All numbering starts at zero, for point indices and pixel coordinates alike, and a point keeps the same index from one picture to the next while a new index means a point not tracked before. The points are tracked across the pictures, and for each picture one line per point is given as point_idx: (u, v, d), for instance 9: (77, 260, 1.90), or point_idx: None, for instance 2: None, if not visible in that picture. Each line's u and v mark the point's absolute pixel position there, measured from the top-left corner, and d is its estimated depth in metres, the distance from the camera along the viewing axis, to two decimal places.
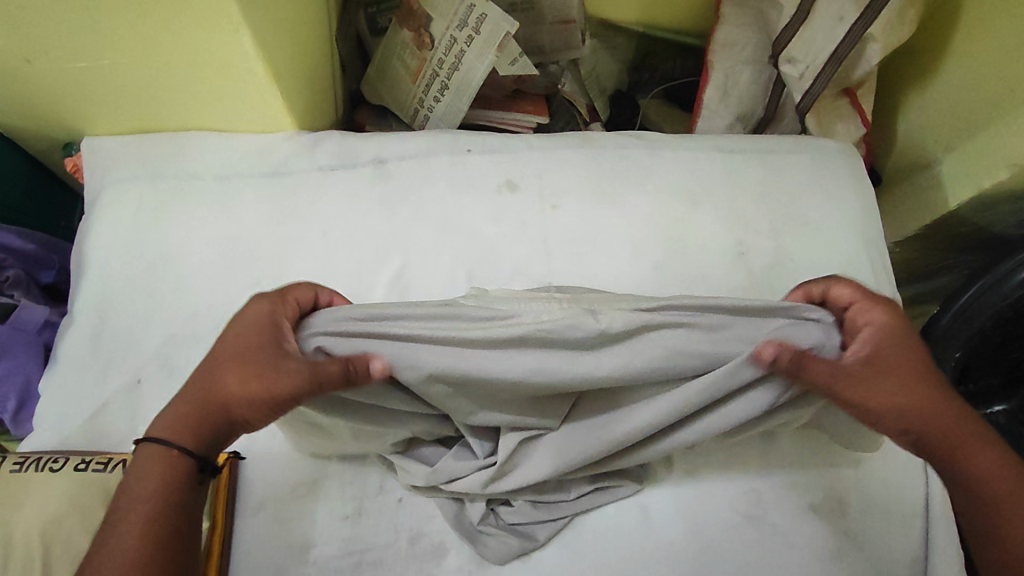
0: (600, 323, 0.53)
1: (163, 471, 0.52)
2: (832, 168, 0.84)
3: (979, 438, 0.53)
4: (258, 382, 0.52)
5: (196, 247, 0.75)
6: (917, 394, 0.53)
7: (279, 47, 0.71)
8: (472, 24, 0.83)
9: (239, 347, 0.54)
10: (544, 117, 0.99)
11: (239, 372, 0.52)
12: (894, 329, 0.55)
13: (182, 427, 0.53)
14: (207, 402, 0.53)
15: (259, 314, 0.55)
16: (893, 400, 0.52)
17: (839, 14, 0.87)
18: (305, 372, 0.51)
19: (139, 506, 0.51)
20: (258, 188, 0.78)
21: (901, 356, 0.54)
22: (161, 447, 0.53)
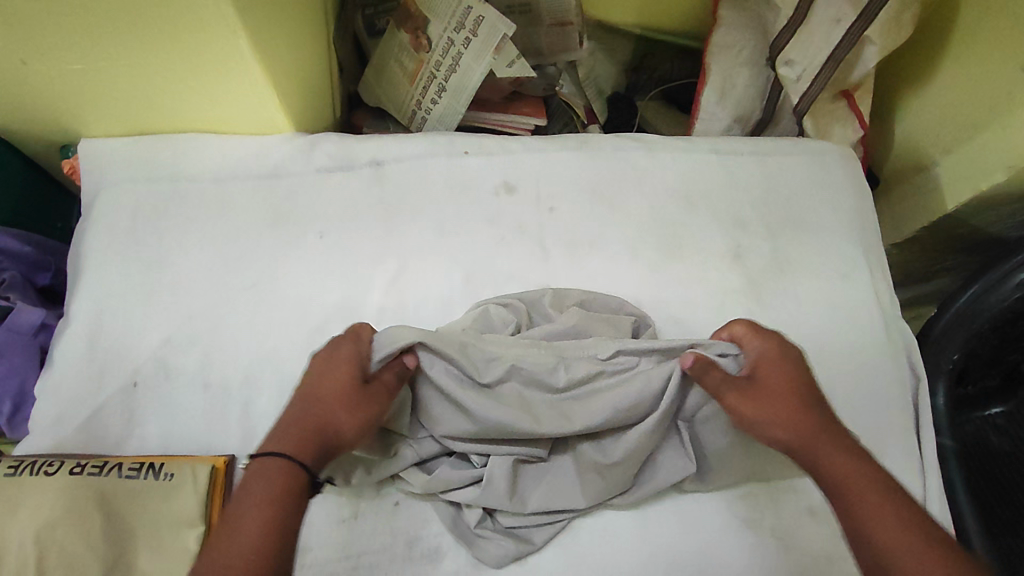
0: (556, 371, 0.62)
1: (278, 486, 0.51)
2: (829, 171, 0.84)
3: (840, 444, 0.55)
4: (359, 407, 0.56)
5: (193, 250, 0.75)
6: (778, 408, 0.58)
7: (276, 50, 0.71)
8: (469, 27, 0.83)
9: (338, 373, 0.57)
10: (542, 118, 0.98)
11: (340, 400, 0.56)
12: (772, 352, 0.61)
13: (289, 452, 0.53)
14: (310, 429, 0.55)
15: (342, 351, 0.59)
16: (760, 416, 0.58)
17: (835, 16, 0.87)
18: (391, 394, 0.59)
19: (255, 518, 0.49)
20: (254, 190, 0.78)
21: (769, 377, 0.60)
22: (277, 460, 0.52)
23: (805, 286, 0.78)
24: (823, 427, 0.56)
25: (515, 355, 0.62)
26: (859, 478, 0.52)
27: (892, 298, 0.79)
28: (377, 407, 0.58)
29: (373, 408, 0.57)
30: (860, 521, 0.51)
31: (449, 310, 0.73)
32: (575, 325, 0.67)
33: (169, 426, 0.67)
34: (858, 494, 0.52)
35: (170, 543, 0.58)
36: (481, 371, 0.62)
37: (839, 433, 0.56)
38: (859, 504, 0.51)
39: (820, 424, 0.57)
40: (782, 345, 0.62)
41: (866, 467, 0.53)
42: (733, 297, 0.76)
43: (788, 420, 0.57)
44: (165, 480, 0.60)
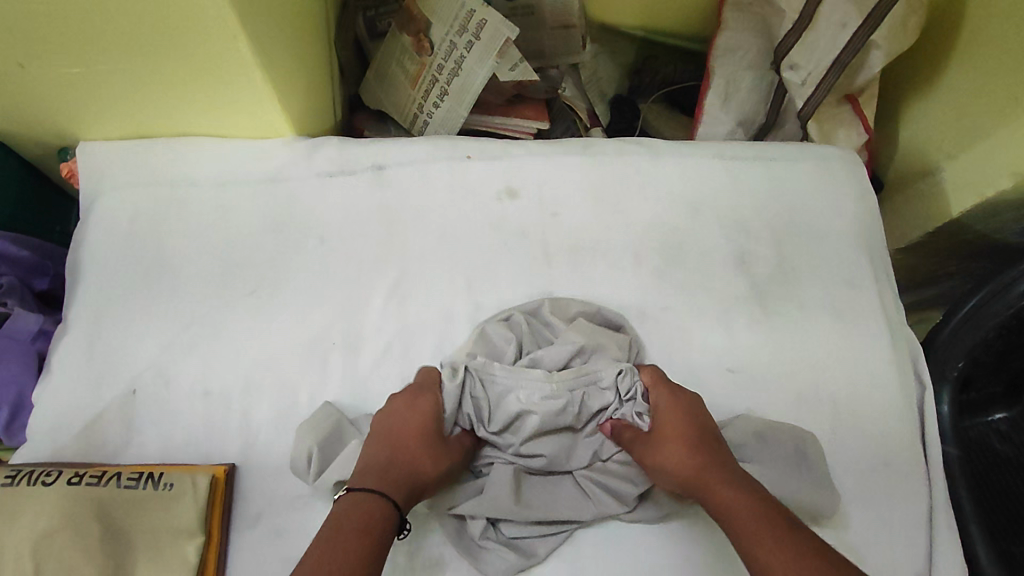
0: (562, 409, 0.64)
1: (371, 520, 0.54)
2: (834, 177, 0.84)
3: (728, 480, 0.57)
4: (441, 454, 0.61)
5: (193, 255, 0.74)
6: (669, 453, 0.60)
7: (277, 53, 0.71)
8: (472, 29, 0.83)
9: (422, 425, 0.61)
10: (544, 122, 0.97)
11: (426, 445, 0.60)
12: (665, 401, 0.64)
13: (378, 488, 0.56)
14: (399, 469, 0.58)
15: (425, 403, 0.63)
16: (656, 468, 0.61)
17: (841, 20, 0.86)
18: (462, 449, 0.64)
19: (357, 543, 0.52)
20: (255, 194, 0.77)
21: (661, 427, 0.62)
22: (369, 494, 0.56)
23: (810, 294, 0.77)
24: (710, 463, 0.59)
25: (535, 391, 0.64)
26: (741, 512, 0.54)
27: (898, 306, 0.78)
28: (454, 458, 0.62)
29: (451, 457, 0.62)
30: (750, 561, 0.51)
31: (450, 317, 0.72)
32: (573, 343, 0.66)
33: (169, 434, 0.66)
34: (742, 526, 0.53)
35: (170, 554, 0.57)
36: (497, 412, 0.64)
37: (727, 468, 0.58)
38: (740, 532, 0.53)
39: (708, 458, 0.59)
40: (676, 392, 0.64)
41: (754, 502, 0.55)
42: (738, 305, 0.76)
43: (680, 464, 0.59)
44: (165, 490, 0.59)
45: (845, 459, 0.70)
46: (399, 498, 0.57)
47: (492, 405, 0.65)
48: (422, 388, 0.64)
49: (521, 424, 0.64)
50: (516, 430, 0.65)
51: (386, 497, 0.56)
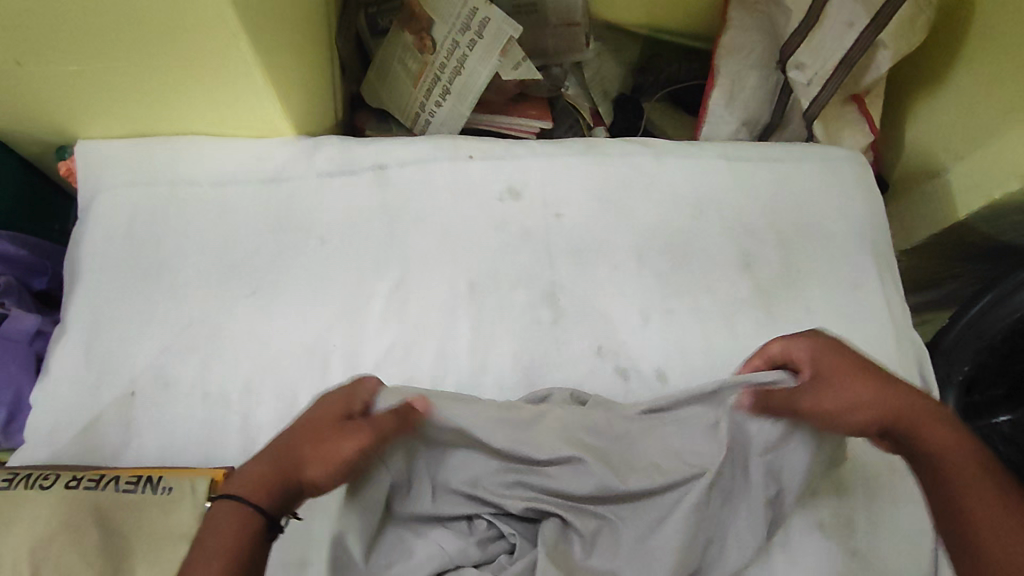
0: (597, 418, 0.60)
1: (231, 534, 0.48)
2: (839, 178, 0.83)
3: (936, 422, 0.54)
4: (334, 446, 0.52)
5: (192, 255, 0.73)
6: (858, 398, 0.54)
7: (278, 52, 0.70)
8: (474, 28, 0.82)
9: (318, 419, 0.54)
10: (546, 121, 0.97)
11: (314, 437, 0.52)
12: (829, 348, 0.57)
13: (248, 490, 0.50)
14: (278, 463, 0.51)
15: (332, 395, 0.56)
16: (843, 413, 0.54)
17: (849, 19, 0.86)
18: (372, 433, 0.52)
19: (217, 560, 0.47)
20: (255, 194, 0.76)
21: (834, 374, 0.55)
22: (229, 502, 0.50)
23: (815, 297, 0.76)
24: (909, 401, 0.54)
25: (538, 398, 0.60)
26: (956, 459, 0.52)
27: (903, 309, 0.78)
28: (353, 445, 0.52)
29: (350, 446, 0.51)
30: (972, 505, 0.50)
31: (452, 319, 0.72)
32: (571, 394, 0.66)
33: (167, 437, 0.65)
34: (962, 469, 0.51)
35: (167, 559, 0.55)
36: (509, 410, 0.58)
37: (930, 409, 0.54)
38: (961, 481, 0.51)
39: (902, 398, 0.54)
40: (831, 339, 0.57)
41: (963, 448, 0.53)
42: (742, 307, 0.75)
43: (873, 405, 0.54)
44: (164, 494, 0.58)
45: None
46: (271, 501, 0.50)
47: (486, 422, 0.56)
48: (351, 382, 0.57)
49: (534, 417, 0.58)
50: (537, 449, 0.56)
51: (256, 503, 0.50)
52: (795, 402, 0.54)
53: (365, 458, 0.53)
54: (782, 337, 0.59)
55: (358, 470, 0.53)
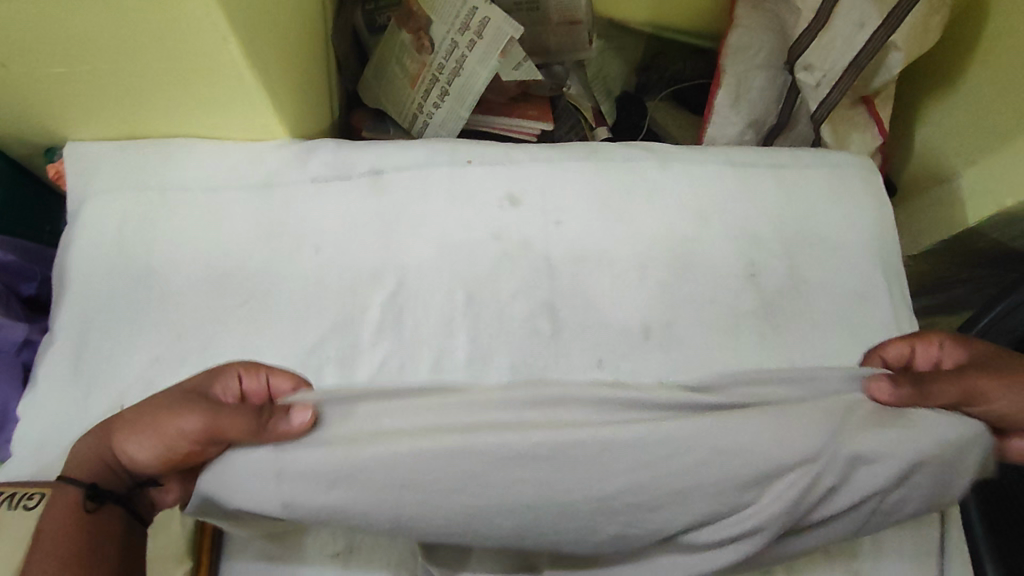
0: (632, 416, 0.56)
1: (59, 523, 0.51)
2: (848, 186, 0.81)
3: None
4: (166, 425, 0.51)
5: (182, 264, 0.71)
6: (1019, 377, 0.58)
7: (270, 54, 0.68)
8: (474, 28, 0.79)
9: (165, 398, 0.54)
10: (548, 122, 0.94)
11: (153, 411, 0.53)
12: (959, 343, 0.62)
13: (87, 470, 0.53)
14: (115, 443, 0.53)
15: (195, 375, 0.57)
16: (1011, 399, 0.57)
17: (860, 20, 0.83)
18: (216, 419, 0.51)
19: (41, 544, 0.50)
20: (247, 200, 0.74)
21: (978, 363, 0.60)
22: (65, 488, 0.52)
23: (822, 309, 0.74)
24: None
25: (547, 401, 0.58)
26: None
27: (913, 322, 0.75)
28: (194, 427, 0.51)
29: (185, 425, 0.51)
30: None
31: (448, 330, 0.70)
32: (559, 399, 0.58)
33: None
34: None
35: None
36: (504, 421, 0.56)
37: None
38: None
39: None
40: (960, 336, 0.63)
41: None
42: (747, 320, 0.73)
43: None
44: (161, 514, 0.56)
45: None
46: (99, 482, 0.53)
47: (414, 430, 0.54)
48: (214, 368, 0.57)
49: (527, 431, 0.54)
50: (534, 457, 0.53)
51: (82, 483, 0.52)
52: (955, 391, 0.58)
53: (200, 443, 0.52)
54: (908, 336, 0.65)
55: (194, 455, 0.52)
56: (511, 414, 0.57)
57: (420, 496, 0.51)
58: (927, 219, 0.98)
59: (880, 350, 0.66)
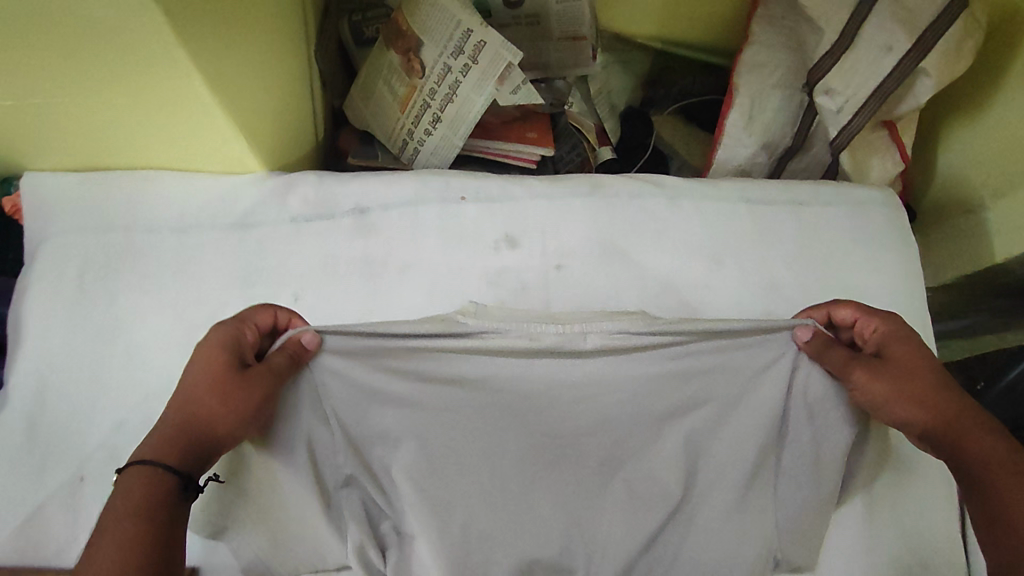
0: (579, 341, 0.59)
1: (145, 499, 0.46)
2: (871, 225, 0.75)
3: (987, 433, 0.52)
4: (240, 394, 0.53)
5: (150, 314, 0.65)
6: (910, 387, 0.55)
7: (243, 84, 0.61)
8: (468, 52, 0.72)
9: (209, 368, 0.53)
10: (547, 147, 0.85)
11: (217, 388, 0.52)
12: (899, 336, 0.58)
13: (158, 457, 0.49)
14: (185, 425, 0.51)
15: (216, 335, 0.56)
16: (883, 397, 0.56)
17: (887, 42, 0.76)
18: (276, 374, 0.55)
19: (129, 527, 0.44)
20: (221, 241, 0.68)
21: (897, 359, 0.57)
22: (136, 468, 0.47)
23: None
24: (964, 414, 0.53)
25: (496, 338, 0.59)
26: (1002, 470, 0.50)
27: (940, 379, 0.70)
28: (264, 385, 0.54)
29: (257, 392, 0.54)
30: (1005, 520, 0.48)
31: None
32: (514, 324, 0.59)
33: None
34: (1000, 486, 0.49)
35: None
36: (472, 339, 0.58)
37: (975, 414, 0.53)
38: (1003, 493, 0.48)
39: (959, 410, 0.53)
40: (912, 332, 0.59)
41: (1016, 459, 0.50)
42: None
43: (924, 398, 0.54)
44: None
45: (873, 549, 0.63)
46: (186, 464, 0.49)
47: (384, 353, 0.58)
48: (226, 323, 0.57)
49: (486, 338, 0.58)
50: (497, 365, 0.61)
51: (171, 467, 0.48)
52: (843, 363, 0.58)
53: (270, 400, 0.55)
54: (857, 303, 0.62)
55: (262, 413, 0.56)
56: (518, 338, 0.59)
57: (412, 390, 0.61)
58: (950, 252, 0.92)
59: (826, 305, 0.64)
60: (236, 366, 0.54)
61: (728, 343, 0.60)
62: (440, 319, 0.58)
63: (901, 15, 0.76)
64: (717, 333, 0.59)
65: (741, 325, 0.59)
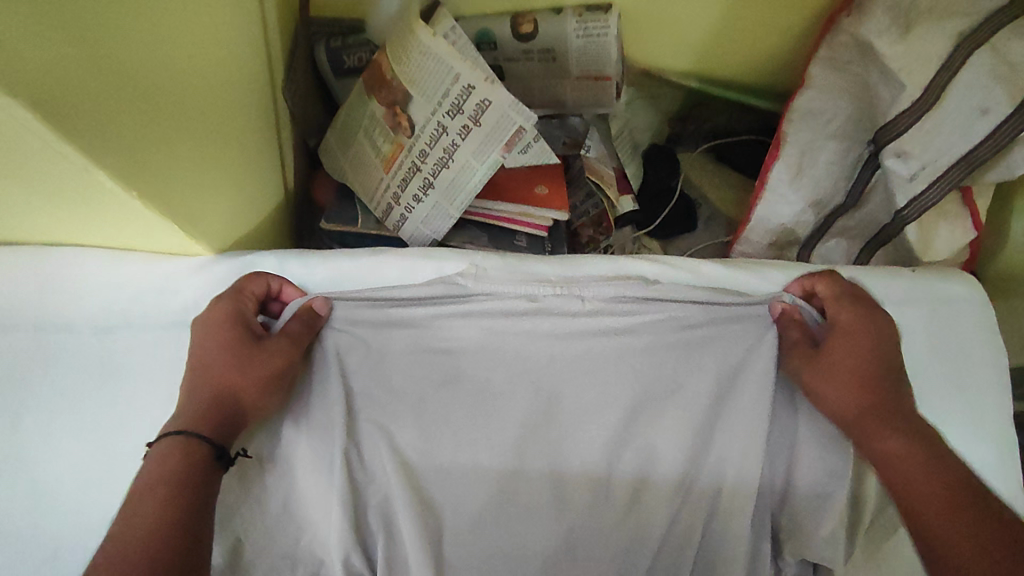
0: (575, 306, 0.55)
1: (177, 470, 0.44)
2: (955, 332, 0.62)
3: (908, 435, 0.48)
4: (257, 364, 0.49)
5: (66, 441, 0.53)
6: (842, 379, 0.51)
7: (174, 160, 0.47)
8: (467, 112, 0.58)
9: (224, 342, 0.50)
10: (558, 211, 0.70)
11: (231, 359, 0.49)
12: (855, 326, 0.53)
13: (193, 427, 0.46)
14: (210, 393, 0.48)
15: (222, 309, 0.52)
16: (819, 386, 0.52)
17: (981, 104, 0.61)
18: (293, 342, 0.51)
19: (152, 498, 0.42)
20: (155, 346, 0.55)
21: (843, 349, 0.52)
22: (167, 441, 0.45)
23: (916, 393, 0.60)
24: (889, 413, 0.49)
25: (495, 302, 0.56)
26: (918, 469, 0.46)
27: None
28: (282, 354, 0.50)
29: (281, 359, 0.50)
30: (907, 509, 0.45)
31: (423, 530, 0.52)
32: (519, 285, 0.56)
33: None
34: (909, 483, 0.46)
35: None
36: (483, 296, 0.56)
37: (905, 416, 0.49)
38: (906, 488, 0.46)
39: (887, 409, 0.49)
40: (874, 320, 0.53)
41: (932, 460, 0.46)
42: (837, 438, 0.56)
43: (853, 393, 0.51)
44: None
45: None
46: (218, 432, 0.47)
47: (393, 317, 0.55)
48: (235, 293, 0.53)
49: (490, 296, 0.56)
50: (508, 343, 0.55)
51: (203, 434, 0.46)
52: (794, 342, 0.54)
53: (295, 368, 0.52)
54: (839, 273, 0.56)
55: (287, 382, 0.52)
56: (516, 301, 0.55)
57: (417, 401, 0.54)
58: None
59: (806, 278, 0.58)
60: (254, 337, 0.51)
61: (724, 313, 0.55)
62: (440, 281, 0.56)
63: (1004, 71, 0.59)
64: (709, 298, 0.56)
65: (725, 296, 0.56)
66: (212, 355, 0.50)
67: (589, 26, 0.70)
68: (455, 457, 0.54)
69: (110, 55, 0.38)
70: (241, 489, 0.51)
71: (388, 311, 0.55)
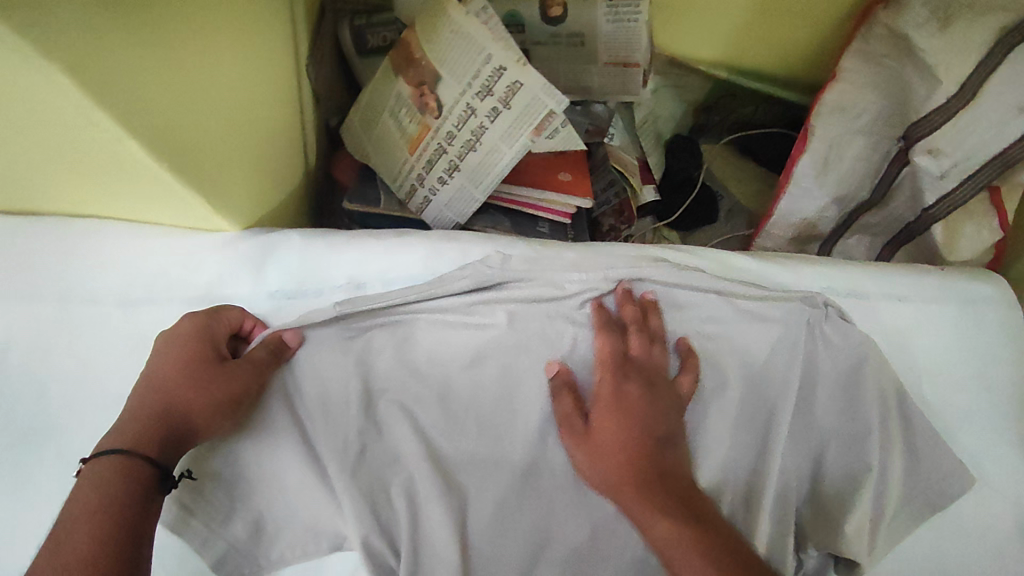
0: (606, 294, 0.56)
1: (109, 494, 0.43)
2: (982, 331, 0.61)
3: (666, 510, 0.47)
4: (217, 385, 0.49)
5: (86, 411, 0.53)
6: (610, 458, 0.49)
7: (209, 134, 0.47)
8: (498, 94, 0.57)
9: (184, 360, 0.49)
10: (581, 198, 0.69)
11: (189, 376, 0.49)
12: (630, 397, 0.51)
13: (133, 441, 0.46)
14: (159, 409, 0.48)
15: (185, 326, 0.51)
16: (594, 462, 0.50)
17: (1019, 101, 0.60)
18: (259, 368, 0.50)
19: (84, 527, 0.42)
20: (179, 319, 0.55)
21: (610, 423, 0.50)
22: (103, 460, 0.45)
23: (942, 390, 0.59)
24: (651, 491, 0.48)
25: (527, 289, 0.55)
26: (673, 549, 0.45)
27: None
28: (243, 379, 0.49)
29: (236, 384, 0.49)
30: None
31: (445, 509, 0.52)
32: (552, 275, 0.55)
33: None
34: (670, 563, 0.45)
35: None
36: (513, 287, 0.55)
37: (665, 488, 0.48)
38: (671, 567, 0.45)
39: (647, 487, 0.48)
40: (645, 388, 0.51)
41: (686, 536, 0.46)
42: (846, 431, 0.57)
43: (622, 472, 0.49)
44: None
45: None
46: (161, 452, 0.46)
47: (422, 300, 0.55)
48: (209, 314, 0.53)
49: (519, 286, 0.56)
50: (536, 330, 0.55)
51: (145, 454, 0.45)
52: (570, 417, 0.52)
53: (250, 398, 0.51)
54: (608, 328, 0.53)
55: (243, 409, 0.51)
56: (545, 287, 0.55)
57: (440, 383, 0.54)
58: None
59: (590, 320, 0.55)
60: (216, 359, 0.50)
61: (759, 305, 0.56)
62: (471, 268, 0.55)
63: None
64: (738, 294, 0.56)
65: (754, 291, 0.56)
66: (162, 373, 0.49)
67: (620, 10, 0.69)
68: (476, 440, 0.54)
69: (161, 31, 0.38)
70: (264, 464, 0.52)
71: (418, 294, 0.55)
